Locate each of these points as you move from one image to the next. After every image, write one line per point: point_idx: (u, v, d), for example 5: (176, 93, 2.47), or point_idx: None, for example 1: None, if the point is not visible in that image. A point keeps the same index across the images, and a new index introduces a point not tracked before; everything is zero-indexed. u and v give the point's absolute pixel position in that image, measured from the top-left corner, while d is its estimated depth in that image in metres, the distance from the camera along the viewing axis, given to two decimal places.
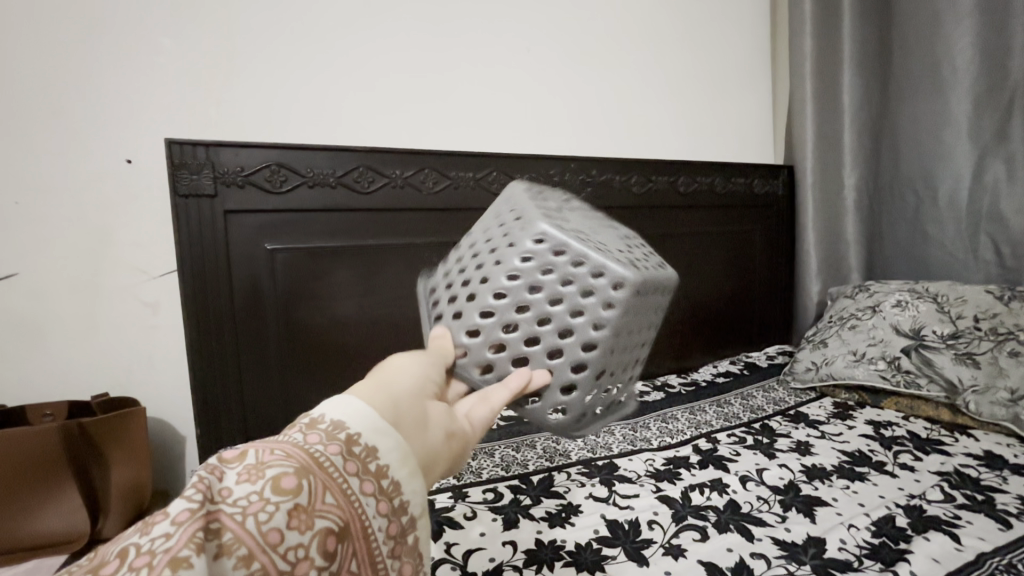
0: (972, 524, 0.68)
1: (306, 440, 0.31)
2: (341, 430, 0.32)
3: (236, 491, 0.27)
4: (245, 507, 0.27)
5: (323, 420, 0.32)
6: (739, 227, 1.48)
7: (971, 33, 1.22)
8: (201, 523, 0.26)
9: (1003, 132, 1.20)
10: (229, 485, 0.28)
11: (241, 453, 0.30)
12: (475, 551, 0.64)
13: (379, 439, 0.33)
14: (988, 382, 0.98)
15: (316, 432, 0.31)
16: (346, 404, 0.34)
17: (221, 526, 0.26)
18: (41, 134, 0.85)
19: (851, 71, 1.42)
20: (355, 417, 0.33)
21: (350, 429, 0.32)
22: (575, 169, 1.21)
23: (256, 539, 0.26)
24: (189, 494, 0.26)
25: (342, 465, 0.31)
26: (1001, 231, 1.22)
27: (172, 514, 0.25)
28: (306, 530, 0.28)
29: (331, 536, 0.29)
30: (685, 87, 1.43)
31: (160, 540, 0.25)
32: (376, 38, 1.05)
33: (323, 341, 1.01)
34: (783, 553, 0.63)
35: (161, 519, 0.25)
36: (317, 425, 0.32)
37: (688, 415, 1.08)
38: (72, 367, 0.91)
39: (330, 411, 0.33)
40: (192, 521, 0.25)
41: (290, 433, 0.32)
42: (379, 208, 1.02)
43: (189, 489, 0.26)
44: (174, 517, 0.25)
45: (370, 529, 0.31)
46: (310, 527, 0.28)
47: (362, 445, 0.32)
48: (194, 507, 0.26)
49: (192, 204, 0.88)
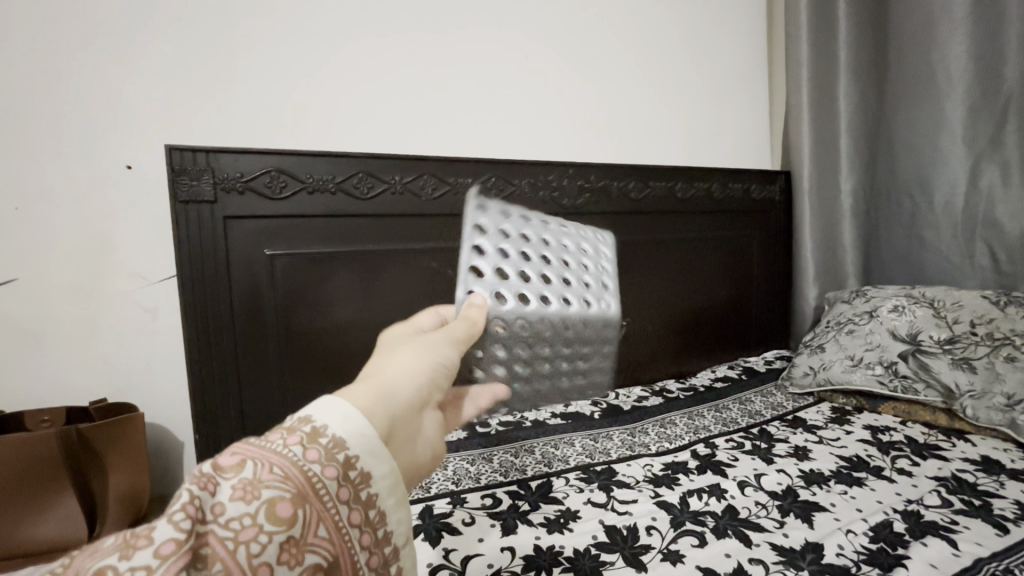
0: (970, 530, 0.69)
1: (304, 457, 0.30)
2: (340, 450, 0.32)
3: (230, 513, 0.27)
4: (237, 535, 0.27)
5: (325, 435, 0.31)
6: (737, 232, 1.49)
7: (966, 41, 1.23)
8: (189, 556, 0.26)
9: (998, 138, 1.21)
10: (224, 503, 0.27)
11: (239, 462, 0.29)
12: (473, 557, 0.64)
13: (373, 464, 0.33)
14: (984, 387, 0.98)
15: (317, 449, 0.31)
16: (352, 419, 0.33)
17: (212, 555, 0.26)
18: (42, 140, 0.86)
19: (847, 77, 1.43)
20: (358, 438, 0.33)
21: (351, 452, 0.32)
22: (573, 175, 1.21)
23: (244, 571, 0.27)
24: (179, 521, 0.26)
25: (336, 494, 0.31)
26: (997, 236, 1.23)
27: (158, 545, 0.25)
28: (294, 563, 0.29)
29: (316, 568, 0.30)
30: (683, 94, 1.44)
31: (143, 571, 0.24)
32: (375, 45, 1.06)
33: (322, 346, 1.01)
34: (781, 559, 0.63)
35: (145, 546, 0.25)
36: (318, 439, 0.31)
37: (686, 420, 1.08)
38: (71, 373, 0.91)
39: (334, 426, 0.32)
40: (178, 559, 0.25)
41: (288, 438, 0.31)
42: (378, 214, 1.02)
43: (178, 516, 0.26)
44: (159, 550, 0.25)
45: (356, 560, 0.32)
46: (299, 560, 0.29)
47: (357, 470, 0.32)
48: (181, 538, 0.26)
49: (192, 210, 0.89)
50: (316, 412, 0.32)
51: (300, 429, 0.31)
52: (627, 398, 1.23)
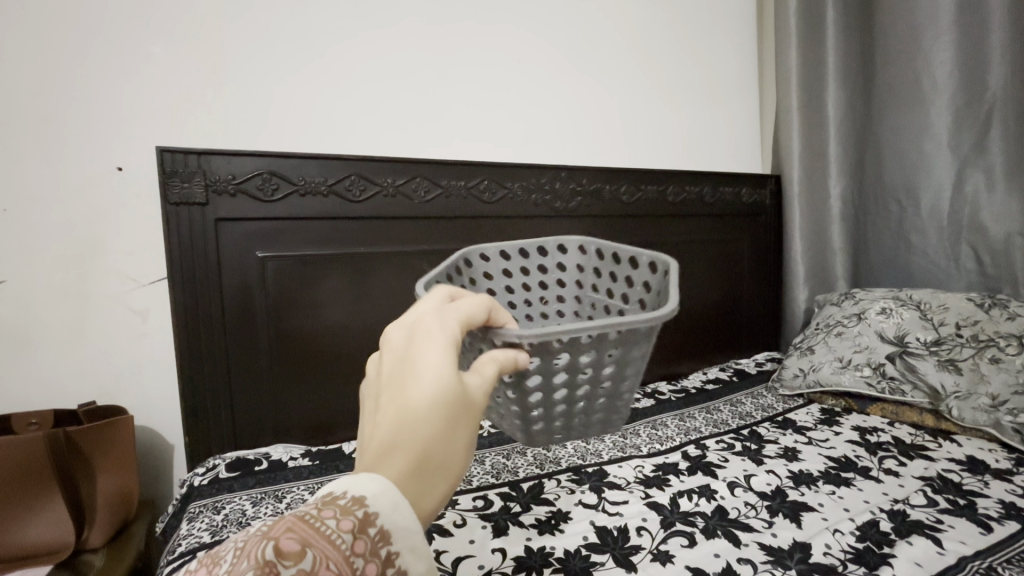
0: (955, 528, 0.70)
1: (352, 548, 0.28)
2: (384, 545, 0.28)
3: None
4: None
5: (375, 524, 0.28)
6: (727, 235, 1.50)
7: (950, 48, 1.25)
8: None
9: (982, 144, 1.23)
10: None
11: (300, 549, 0.27)
12: (464, 558, 0.64)
13: (411, 561, 0.30)
14: (970, 389, 1.00)
15: (364, 540, 0.28)
16: (405, 510, 0.29)
17: None
18: (30, 142, 0.85)
19: (836, 83, 1.45)
20: (405, 532, 0.29)
21: (393, 547, 0.29)
22: (565, 178, 1.22)
23: None
24: None
25: None
26: (981, 239, 1.25)
27: None
28: None
29: None
30: (674, 98, 1.46)
31: None
32: (368, 49, 1.06)
33: (314, 349, 1.01)
34: (769, 558, 0.64)
35: None
36: (367, 529, 0.28)
37: (678, 422, 1.09)
38: (59, 376, 0.90)
39: (387, 515, 0.28)
40: None
41: (341, 522, 0.28)
42: (370, 215, 1.02)
43: None
44: None
45: None
46: None
47: (395, 568, 0.29)
48: None
49: (183, 212, 0.89)
50: (373, 496, 0.28)
51: (353, 512, 0.28)
52: None
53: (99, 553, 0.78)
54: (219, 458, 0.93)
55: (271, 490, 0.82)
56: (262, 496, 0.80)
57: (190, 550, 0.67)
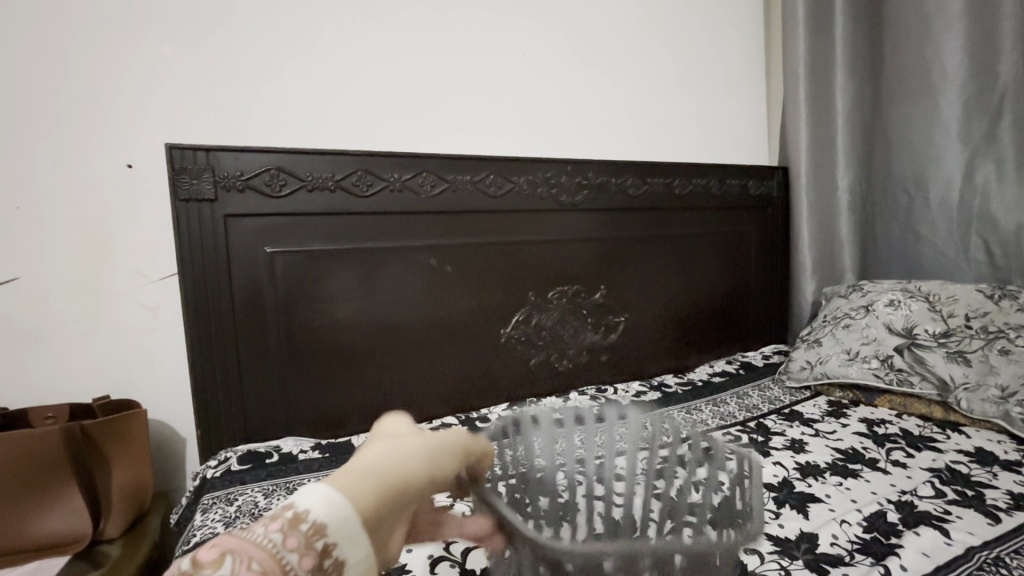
0: (963, 519, 0.70)
1: (284, 544, 0.28)
2: (319, 537, 0.29)
3: None
4: None
5: (307, 520, 0.29)
6: (733, 227, 1.49)
7: (960, 37, 1.23)
8: None
9: (993, 132, 1.21)
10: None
11: (219, 556, 0.27)
12: (473, 548, 0.65)
13: (350, 552, 0.30)
14: (979, 380, 1.00)
15: (296, 535, 0.29)
16: (338, 500, 0.31)
17: None
18: (40, 141, 0.86)
19: (844, 74, 1.44)
20: (340, 522, 0.30)
21: (328, 536, 0.29)
22: (571, 171, 1.22)
23: None
24: None
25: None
26: (992, 230, 1.23)
27: None
28: None
29: None
30: (680, 89, 1.45)
31: None
32: (374, 42, 1.06)
33: (324, 343, 1.01)
34: (776, 548, 0.64)
35: None
36: (299, 525, 0.29)
37: (685, 415, 1.09)
38: (73, 371, 0.92)
39: (317, 508, 0.30)
40: None
41: (271, 526, 0.29)
42: (379, 210, 1.03)
43: None
44: None
45: None
46: None
47: (333, 559, 0.29)
48: None
49: (192, 208, 0.90)
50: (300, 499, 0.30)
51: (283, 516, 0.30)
52: (626, 392, 1.25)
53: (116, 543, 0.80)
54: (231, 451, 0.95)
55: (282, 482, 0.83)
56: (273, 488, 0.81)
57: (203, 540, 0.69)
